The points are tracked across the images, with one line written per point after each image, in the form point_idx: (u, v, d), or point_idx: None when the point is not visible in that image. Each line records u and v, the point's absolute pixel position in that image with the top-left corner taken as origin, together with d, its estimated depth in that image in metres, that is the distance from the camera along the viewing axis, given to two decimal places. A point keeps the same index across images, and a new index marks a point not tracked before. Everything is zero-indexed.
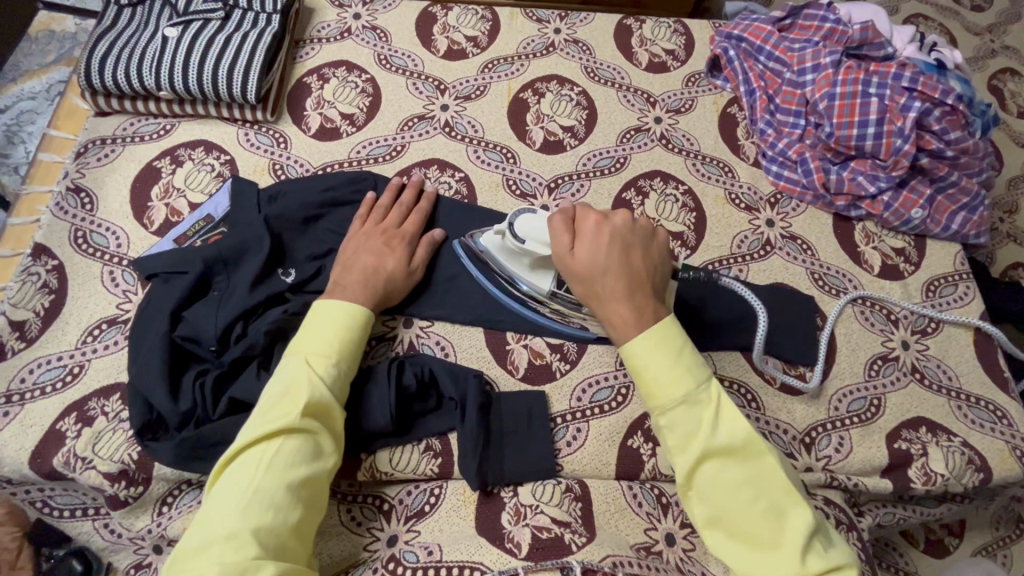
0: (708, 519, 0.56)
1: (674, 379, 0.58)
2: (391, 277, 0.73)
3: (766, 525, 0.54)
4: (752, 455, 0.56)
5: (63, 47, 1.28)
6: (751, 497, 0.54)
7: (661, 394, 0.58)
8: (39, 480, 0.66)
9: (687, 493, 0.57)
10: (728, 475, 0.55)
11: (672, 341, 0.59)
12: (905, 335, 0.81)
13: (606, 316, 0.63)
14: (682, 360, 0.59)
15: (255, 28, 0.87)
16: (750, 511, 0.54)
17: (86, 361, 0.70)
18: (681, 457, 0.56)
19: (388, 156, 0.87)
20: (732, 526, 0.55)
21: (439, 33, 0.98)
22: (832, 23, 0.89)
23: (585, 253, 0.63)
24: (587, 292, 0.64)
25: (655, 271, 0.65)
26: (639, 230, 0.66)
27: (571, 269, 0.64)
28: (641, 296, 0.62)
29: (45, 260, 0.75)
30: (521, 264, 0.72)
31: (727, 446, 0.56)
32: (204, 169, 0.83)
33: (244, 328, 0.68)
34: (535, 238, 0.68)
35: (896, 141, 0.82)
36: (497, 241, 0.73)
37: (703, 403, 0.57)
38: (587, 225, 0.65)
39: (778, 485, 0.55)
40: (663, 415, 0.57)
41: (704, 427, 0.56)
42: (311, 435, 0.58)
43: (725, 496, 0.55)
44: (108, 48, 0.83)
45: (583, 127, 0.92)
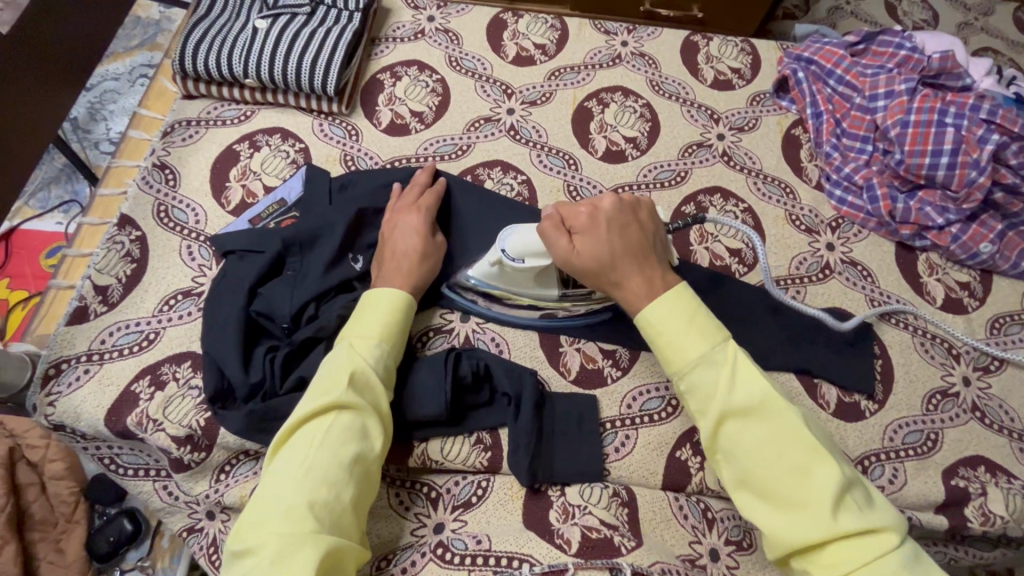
0: (737, 480, 0.55)
1: (689, 340, 0.58)
2: (437, 269, 0.75)
3: (793, 485, 0.52)
4: (772, 413, 0.54)
5: (147, 33, 1.36)
6: (775, 455, 0.53)
7: (677, 357, 0.58)
8: (111, 437, 0.70)
9: (716, 456, 0.57)
10: (750, 435, 0.54)
11: (686, 306, 0.60)
12: (966, 371, 0.79)
13: (622, 296, 0.63)
14: (698, 322, 0.59)
15: (338, 25, 0.91)
16: (775, 470, 0.53)
17: (162, 328, 0.74)
18: (702, 421, 0.56)
19: (453, 155, 0.90)
20: (761, 486, 0.53)
21: (508, 39, 1.01)
22: (907, 52, 0.89)
23: (586, 246, 0.63)
24: (597, 280, 0.65)
25: (654, 241, 0.66)
26: (629, 206, 0.66)
27: (576, 265, 0.64)
28: (649, 269, 0.63)
29: (129, 230, 0.80)
30: (521, 282, 0.72)
31: (745, 404, 0.54)
32: (280, 155, 0.87)
33: (316, 309, 0.71)
34: (533, 254, 0.67)
35: (970, 172, 0.80)
36: (492, 271, 0.72)
37: (719, 362, 0.56)
38: (580, 219, 0.65)
39: (800, 441, 0.53)
40: (682, 379, 0.58)
41: (720, 385, 0.56)
42: (360, 413, 0.58)
43: (750, 456, 0.54)
44: (202, 36, 0.87)
45: (645, 139, 0.93)
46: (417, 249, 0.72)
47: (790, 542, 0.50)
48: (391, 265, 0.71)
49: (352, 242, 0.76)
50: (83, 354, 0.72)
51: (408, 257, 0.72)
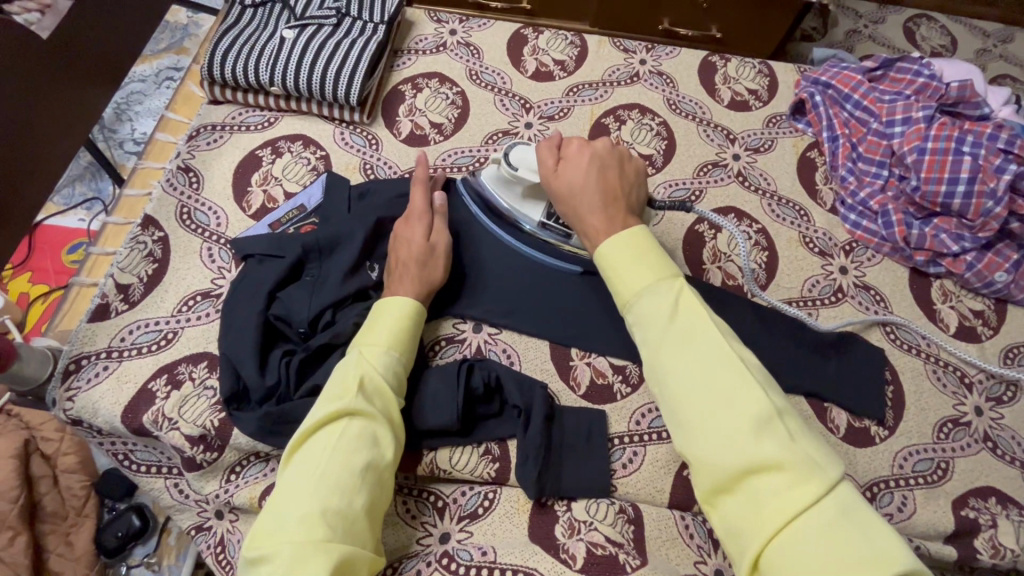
0: (672, 411, 0.51)
1: (637, 272, 0.56)
2: (442, 270, 0.74)
3: (726, 417, 0.48)
4: (708, 344, 0.51)
5: (174, 37, 1.39)
6: (709, 383, 0.49)
7: (624, 286, 0.57)
8: (126, 434, 0.71)
9: (653, 389, 0.53)
10: (687, 366, 0.51)
11: (641, 244, 0.59)
12: (979, 400, 0.79)
13: (583, 228, 0.64)
14: (649, 258, 0.57)
15: (362, 36, 0.93)
16: (709, 400, 0.49)
17: (180, 328, 0.75)
18: (644, 349, 0.54)
19: (471, 167, 0.91)
20: (692, 416, 0.49)
21: (529, 54, 1.02)
22: (926, 79, 0.90)
23: (567, 171, 0.67)
24: (568, 209, 0.66)
25: (632, 189, 0.67)
26: (619, 153, 0.68)
27: (554, 189, 0.67)
28: (614, 207, 0.63)
29: (152, 231, 0.81)
30: (512, 193, 0.78)
31: (683, 335, 0.52)
32: (301, 161, 0.89)
33: (333, 316, 0.72)
34: (527, 168, 0.73)
35: (987, 202, 0.80)
36: (493, 172, 0.79)
37: (663, 292, 0.54)
38: (572, 148, 0.68)
39: (734, 373, 0.49)
40: (627, 309, 0.56)
41: (662, 314, 0.53)
42: (371, 419, 0.59)
43: (683, 386, 0.50)
44: (231, 44, 0.90)
45: (661, 157, 0.93)
46: (426, 257, 0.73)
47: (716, 472, 0.46)
48: (405, 273, 0.72)
49: (370, 250, 0.77)
50: (103, 351, 0.73)
51: (423, 266, 0.73)
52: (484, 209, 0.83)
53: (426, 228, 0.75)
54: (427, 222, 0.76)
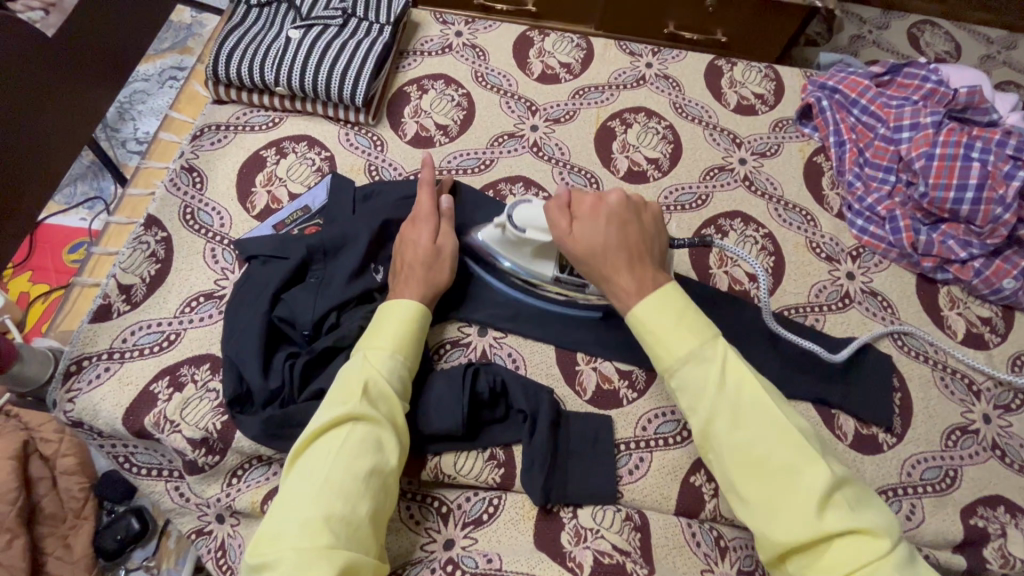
0: (730, 481, 0.54)
1: (679, 338, 0.57)
2: (449, 271, 0.74)
3: (784, 485, 0.51)
4: (759, 413, 0.53)
5: (178, 37, 1.39)
6: (764, 454, 0.52)
7: (666, 354, 0.58)
8: (127, 436, 0.70)
9: (708, 456, 0.56)
10: (741, 437, 0.53)
11: (678, 305, 0.59)
12: (987, 408, 0.78)
13: (613, 290, 0.63)
14: (691, 321, 0.59)
15: (368, 37, 0.93)
16: (767, 469, 0.51)
17: (182, 329, 0.74)
18: (693, 419, 0.56)
19: (476, 169, 0.90)
20: (752, 484, 0.52)
21: (535, 57, 1.02)
22: (933, 84, 0.90)
23: (584, 233, 0.65)
24: (590, 270, 0.65)
25: (652, 242, 0.66)
26: (633, 205, 0.67)
27: (571, 251, 0.65)
28: (640, 266, 0.63)
29: (155, 231, 0.81)
30: (521, 253, 0.74)
31: (734, 404, 0.54)
32: (306, 162, 0.88)
33: (337, 318, 0.72)
34: (535, 228, 0.69)
35: (995, 209, 0.80)
36: (497, 234, 0.74)
37: (709, 361, 0.56)
38: (585, 207, 0.66)
39: (788, 441, 0.52)
40: (673, 378, 0.58)
41: (710, 385, 0.55)
42: (376, 424, 0.58)
43: (739, 456, 0.53)
44: (236, 44, 0.89)
45: (667, 161, 0.93)
46: (433, 260, 0.72)
47: (780, 541, 0.49)
48: (411, 275, 0.71)
49: (375, 252, 0.76)
50: (104, 352, 0.72)
51: (430, 269, 0.72)
52: (489, 269, 0.80)
53: (433, 230, 0.74)
54: (434, 223, 0.75)
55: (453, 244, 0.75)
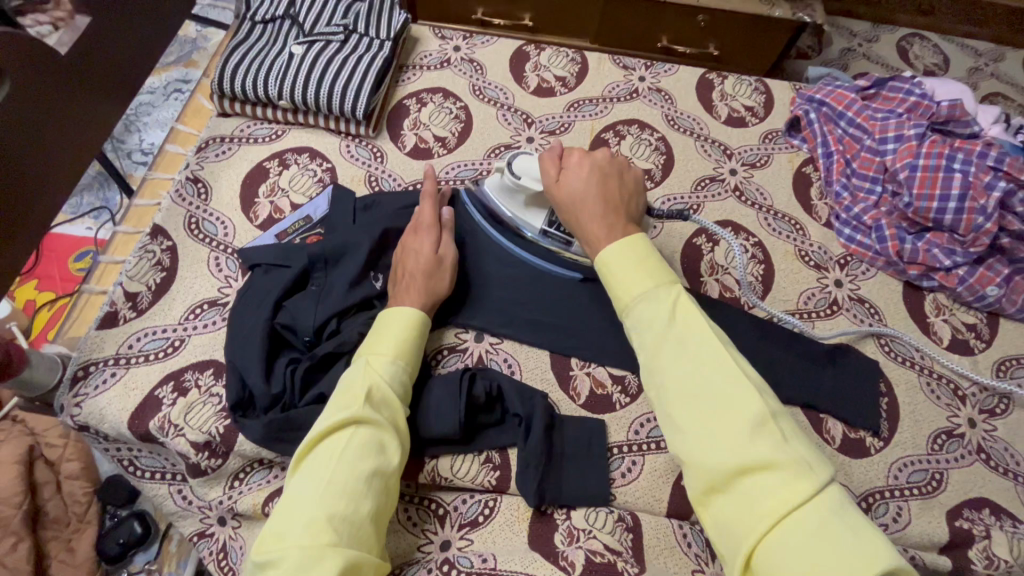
0: (668, 414, 0.54)
1: (636, 276, 0.61)
2: (448, 280, 0.76)
3: (720, 416, 0.50)
4: (704, 347, 0.54)
5: (184, 50, 1.42)
6: (704, 387, 0.52)
7: (623, 289, 0.61)
8: (132, 440, 0.72)
9: (651, 392, 0.56)
10: (683, 369, 0.54)
11: (642, 249, 0.63)
12: (972, 412, 0.80)
13: (586, 235, 0.68)
14: (649, 266, 0.61)
15: (369, 52, 0.95)
16: (705, 400, 0.52)
17: (187, 336, 0.76)
18: (641, 352, 0.57)
19: (473, 180, 0.93)
20: (688, 415, 0.52)
21: (531, 71, 1.05)
22: (917, 97, 0.92)
23: (569, 180, 0.71)
24: (570, 216, 0.70)
25: (632, 197, 0.71)
26: (618, 163, 0.72)
27: (556, 198, 0.71)
28: (614, 213, 0.67)
29: (161, 240, 0.83)
30: (516, 201, 0.81)
31: (682, 340, 0.55)
32: (307, 173, 0.90)
33: (337, 325, 0.74)
34: (530, 177, 0.77)
35: (978, 218, 0.82)
36: (497, 181, 0.82)
37: (662, 299, 0.58)
38: (573, 158, 0.72)
39: (730, 376, 0.52)
40: (628, 315, 0.60)
41: (659, 319, 0.57)
42: (377, 428, 0.60)
43: (680, 388, 0.53)
44: (241, 59, 0.92)
45: (659, 171, 0.95)
46: (432, 268, 0.75)
47: (709, 469, 0.49)
48: (412, 284, 0.73)
49: (375, 261, 0.79)
50: (110, 358, 0.74)
51: (430, 278, 0.74)
52: (489, 218, 0.85)
53: (434, 240, 0.77)
54: (435, 234, 0.77)
55: (453, 254, 0.78)
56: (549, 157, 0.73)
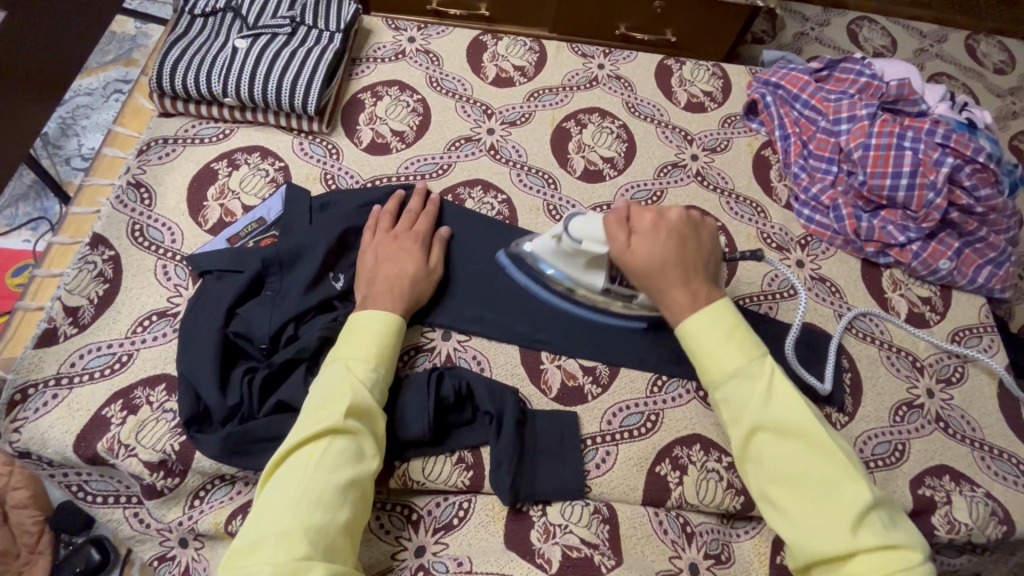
0: (764, 491, 0.56)
1: (728, 352, 0.60)
2: (427, 292, 0.76)
3: (823, 496, 0.53)
4: (807, 429, 0.55)
5: (122, 49, 1.35)
6: (804, 470, 0.54)
7: (715, 367, 0.60)
8: (80, 464, 0.68)
9: (745, 464, 0.58)
10: (782, 449, 0.56)
11: (726, 320, 0.62)
12: (930, 383, 0.82)
13: (666, 302, 0.65)
14: (736, 338, 0.61)
15: (318, 45, 0.92)
16: (805, 480, 0.54)
17: (135, 350, 0.72)
18: (734, 428, 0.58)
19: (435, 174, 0.91)
20: (787, 494, 0.55)
21: (489, 60, 1.03)
22: (867, 78, 0.94)
23: (644, 247, 0.66)
24: (646, 284, 0.67)
25: (708, 258, 0.69)
26: (691, 222, 0.69)
27: (629, 265, 0.67)
28: (695, 281, 0.65)
29: (102, 250, 0.78)
30: (573, 265, 0.74)
31: (781, 420, 0.56)
32: (259, 174, 0.87)
33: (296, 330, 0.71)
34: (592, 240, 0.69)
35: (928, 194, 0.84)
36: (550, 246, 0.75)
37: (757, 376, 0.58)
38: (643, 221, 0.68)
39: (832, 457, 0.54)
40: (718, 390, 0.60)
41: (755, 397, 0.57)
42: (356, 435, 0.58)
43: (778, 467, 0.55)
44: (181, 55, 0.87)
45: (622, 159, 0.95)
46: (408, 273, 0.74)
47: (812, 550, 0.52)
48: (388, 288, 0.72)
49: (334, 261, 0.76)
50: (51, 379, 0.70)
51: (416, 284, 0.74)
52: (467, 237, 0.84)
53: (422, 250, 0.77)
54: (424, 244, 0.78)
55: (442, 263, 0.80)
56: (613, 219, 0.68)
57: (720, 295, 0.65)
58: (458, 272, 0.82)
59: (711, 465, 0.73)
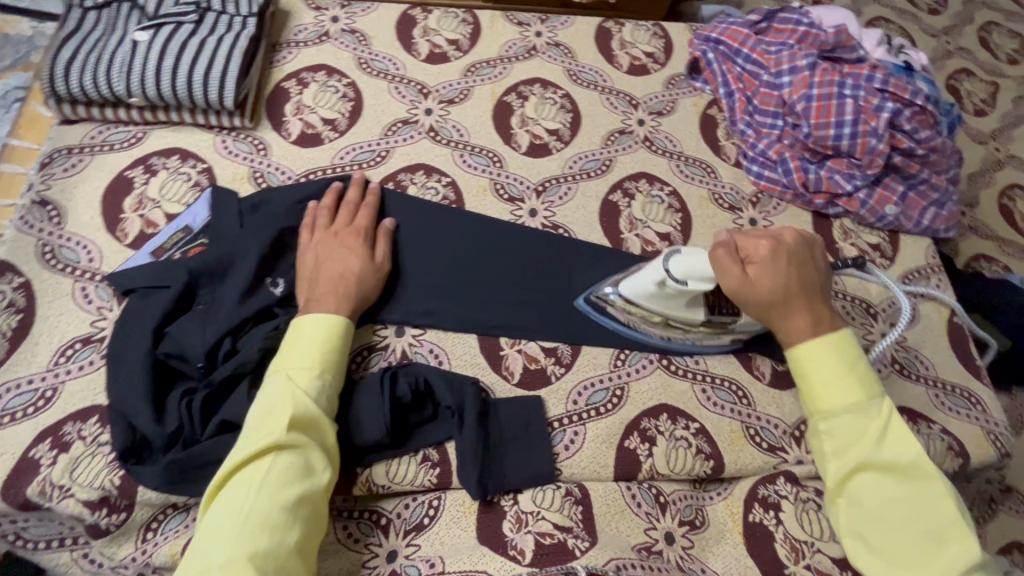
0: (854, 527, 0.59)
1: (842, 389, 0.62)
2: (375, 291, 0.72)
3: (922, 541, 0.56)
4: (917, 477, 0.58)
5: (18, 51, 1.22)
6: (908, 516, 0.57)
7: (826, 401, 0.63)
8: (11, 512, 0.62)
9: (837, 499, 0.61)
10: (887, 489, 0.59)
11: (843, 355, 0.64)
12: (884, 327, 0.84)
13: (785, 330, 0.67)
14: (853, 376, 0.63)
15: (230, 32, 0.84)
16: (905, 525, 0.57)
17: (60, 383, 0.66)
18: (836, 464, 0.61)
19: (372, 162, 0.86)
20: (880, 532, 0.58)
21: (419, 36, 0.97)
22: (806, 27, 0.93)
23: (764, 276, 0.66)
24: (767, 312, 0.67)
25: (823, 278, 0.70)
26: (806, 244, 0.70)
27: (747, 297, 0.67)
28: (816, 308, 0.67)
29: (10, 277, 0.71)
30: (674, 303, 0.72)
31: (892, 460, 0.59)
32: (180, 178, 0.80)
33: (234, 343, 0.66)
34: (697, 278, 0.68)
35: (871, 140, 0.84)
36: (647, 290, 0.71)
37: (871, 417, 0.61)
38: (759, 251, 0.67)
39: (941, 506, 0.57)
40: (825, 421, 0.63)
41: (867, 437, 0.60)
42: (303, 449, 0.55)
43: (878, 506, 0.58)
44: (74, 54, 0.79)
45: (568, 130, 0.92)
46: (352, 270, 0.70)
47: None
48: (330, 289, 0.68)
49: (270, 265, 0.71)
50: None
51: (360, 281, 0.70)
52: (412, 225, 0.80)
53: (366, 245, 0.73)
54: (367, 238, 0.74)
55: (389, 255, 0.76)
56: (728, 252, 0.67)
57: (838, 321, 0.67)
58: (408, 263, 0.78)
59: (679, 433, 0.73)
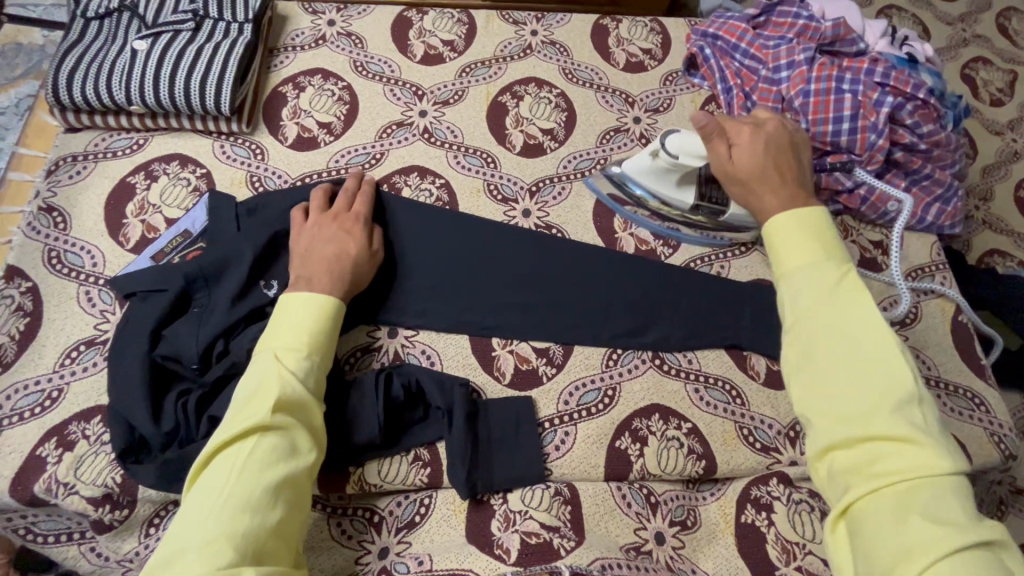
0: (800, 387, 0.53)
1: (801, 248, 0.58)
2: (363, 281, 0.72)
3: (870, 387, 0.50)
4: (867, 326, 0.52)
5: (31, 60, 1.27)
6: (855, 367, 0.51)
7: (786, 260, 0.58)
8: (21, 508, 0.65)
9: (788, 358, 0.55)
10: (839, 341, 0.52)
11: (811, 222, 0.60)
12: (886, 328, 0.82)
13: (759, 208, 0.65)
14: (816, 239, 0.59)
15: (227, 38, 0.86)
16: (854, 375, 0.51)
17: (65, 384, 0.69)
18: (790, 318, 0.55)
19: (367, 165, 0.86)
20: (827, 384, 0.51)
21: (415, 38, 0.98)
22: (805, 20, 0.90)
23: (742, 157, 0.67)
24: (743, 191, 0.67)
25: (805, 169, 0.68)
26: (791, 133, 0.69)
27: (728, 174, 0.68)
28: (792, 190, 0.64)
29: (18, 282, 0.74)
30: (666, 180, 0.81)
31: (843, 315, 0.53)
32: (180, 183, 0.82)
33: (226, 345, 0.68)
34: (689, 155, 0.75)
35: (870, 135, 0.82)
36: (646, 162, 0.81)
37: (828, 273, 0.56)
38: (742, 134, 0.69)
39: (891, 353, 0.51)
40: (783, 281, 0.58)
41: (823, 292, 0.55)
42: (287, 432, 0.57)
43: (828, 360, 0.52)
44: (76, 64, 0.81)
45: (562, 129, 0.92)
46: (346, 253, 0.71)
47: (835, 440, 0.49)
48: (320, 278, 0.68)
49: (264, 268, 0.73)
50: None
51: (356, 268, 0.71)
52: (405, 228, 0.81)
53: (366, 234, 0.74)
54: (365, 223, 0.75)
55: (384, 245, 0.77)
56: (713, 132, 0.69)
57: (816, 204, 0.63)
58: (402, 267, 0.79)
59: (671, 433, 0.72)
